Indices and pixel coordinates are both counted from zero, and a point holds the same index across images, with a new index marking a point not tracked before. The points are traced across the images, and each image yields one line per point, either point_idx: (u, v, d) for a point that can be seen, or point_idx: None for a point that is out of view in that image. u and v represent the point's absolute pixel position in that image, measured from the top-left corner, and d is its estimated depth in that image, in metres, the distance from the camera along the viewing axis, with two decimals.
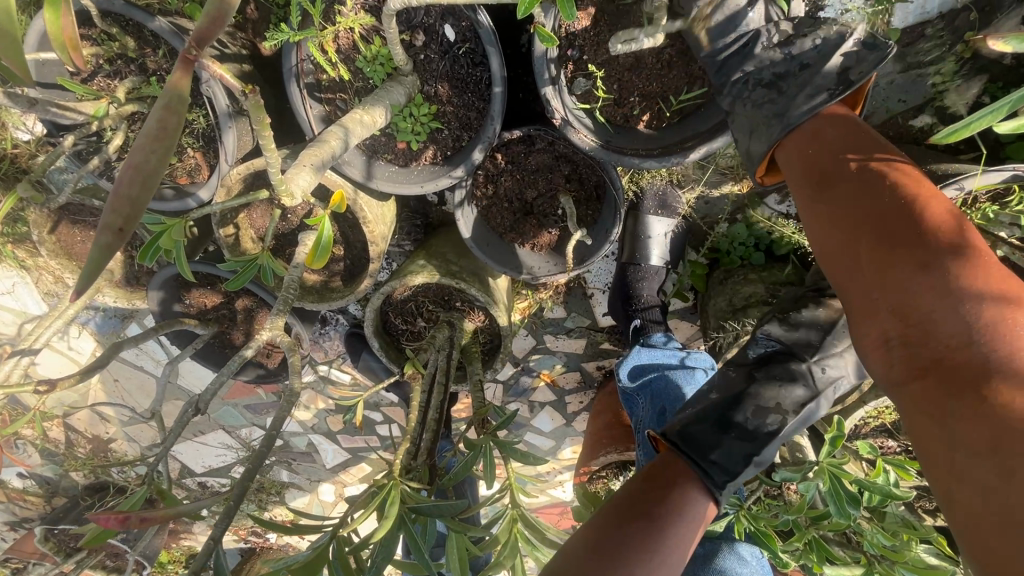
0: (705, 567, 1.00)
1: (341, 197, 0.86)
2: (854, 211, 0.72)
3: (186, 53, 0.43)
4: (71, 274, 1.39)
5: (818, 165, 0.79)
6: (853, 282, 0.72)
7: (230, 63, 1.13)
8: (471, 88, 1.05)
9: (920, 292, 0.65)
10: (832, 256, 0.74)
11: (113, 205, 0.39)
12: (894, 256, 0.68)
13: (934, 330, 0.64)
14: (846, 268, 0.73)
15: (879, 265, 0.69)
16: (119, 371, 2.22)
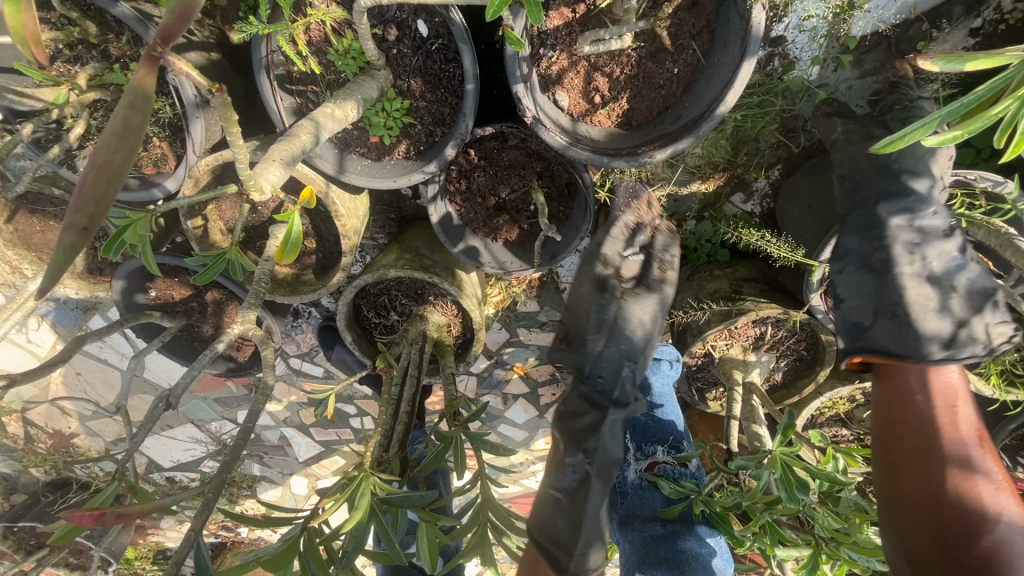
0: (664, 550, 1.04)
1: (313, 194, 0.86)
2: (931, 421, 0.92)
3: (151, 51, 0.43)
4: (29, 265, 1.35)
5: (937, 395, 0.94)
6: (915, 438, 0.92)
7: (197, 52, 1.11)
8: (444, 84, 1.06)
9: (937, 480, 0.88)
10: (905, 448, 0.93)
11: (76, 205, 0.40)
12: (948, 458, 0.89)
13: (944, 500, 0.86)
14: (914, 449, 0.92)
15: (943, 456, 0.89)
16: (81, 365, 2.16)
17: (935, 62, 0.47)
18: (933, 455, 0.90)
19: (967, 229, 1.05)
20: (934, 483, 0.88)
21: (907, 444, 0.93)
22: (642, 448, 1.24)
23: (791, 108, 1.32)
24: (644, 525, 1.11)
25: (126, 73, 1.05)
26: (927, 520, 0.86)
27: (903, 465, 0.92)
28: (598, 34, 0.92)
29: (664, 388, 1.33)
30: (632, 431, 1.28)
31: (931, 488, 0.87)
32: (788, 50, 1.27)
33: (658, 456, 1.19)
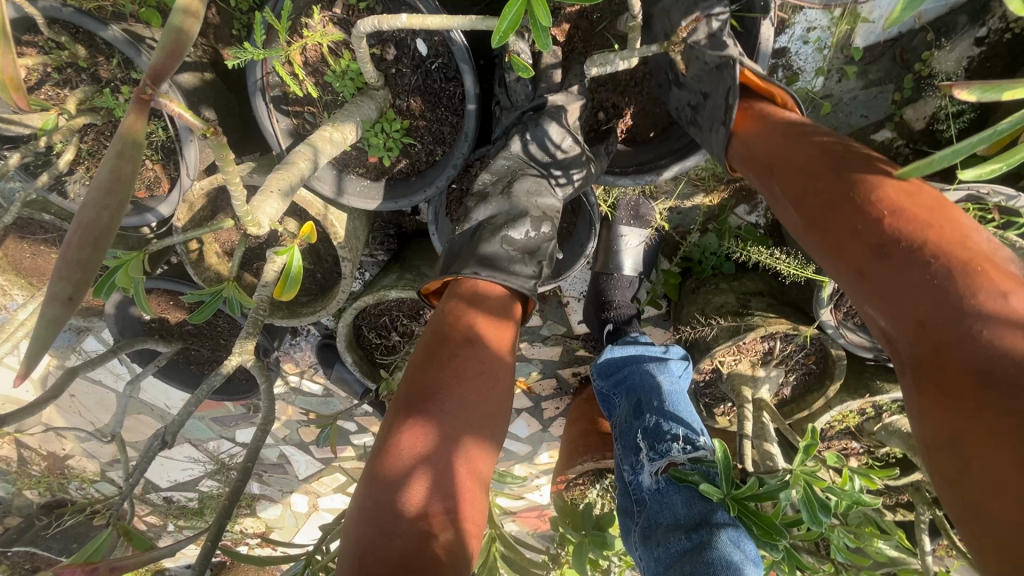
0: (695, 563, 0.96)
1: (312, 228, 0.84)
2: (851, 207, 0.60)
3: (141, 95, 0.40)
4: (20, 291, 1.32)
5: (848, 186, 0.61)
6: (827, 231, 0.62)
7: (190, 73, 1.08)
8: (444, 103, 1.03)
9: (902, 254, 0.54)
10: (821, 201, 0.63)
11: (60, 274, 0.38)
12: (889, 238, 0.56)
13: (928, 286, 0.52)
14: (824, 210, 0.63)
15: (865, 216, 0.58)
16: (74, 386, 2.12)
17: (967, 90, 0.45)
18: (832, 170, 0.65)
19: None
20: (920, 268, 0.53)
21: (851, 225, 0.59)
22: (656, 449, 1.16)
23: None
24: (670, 538, 1.03)
25: (117, 96, 1.03)
26: (899, 299, 0.54)
27: (840, 233, 0.60)
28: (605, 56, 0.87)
29: (674, 386, 1.27)
30: (644, 432, 1.19)
31: (871, 266, 0.57)
32: (792, 61, 1.25)
33: (676, 455, 1.11)
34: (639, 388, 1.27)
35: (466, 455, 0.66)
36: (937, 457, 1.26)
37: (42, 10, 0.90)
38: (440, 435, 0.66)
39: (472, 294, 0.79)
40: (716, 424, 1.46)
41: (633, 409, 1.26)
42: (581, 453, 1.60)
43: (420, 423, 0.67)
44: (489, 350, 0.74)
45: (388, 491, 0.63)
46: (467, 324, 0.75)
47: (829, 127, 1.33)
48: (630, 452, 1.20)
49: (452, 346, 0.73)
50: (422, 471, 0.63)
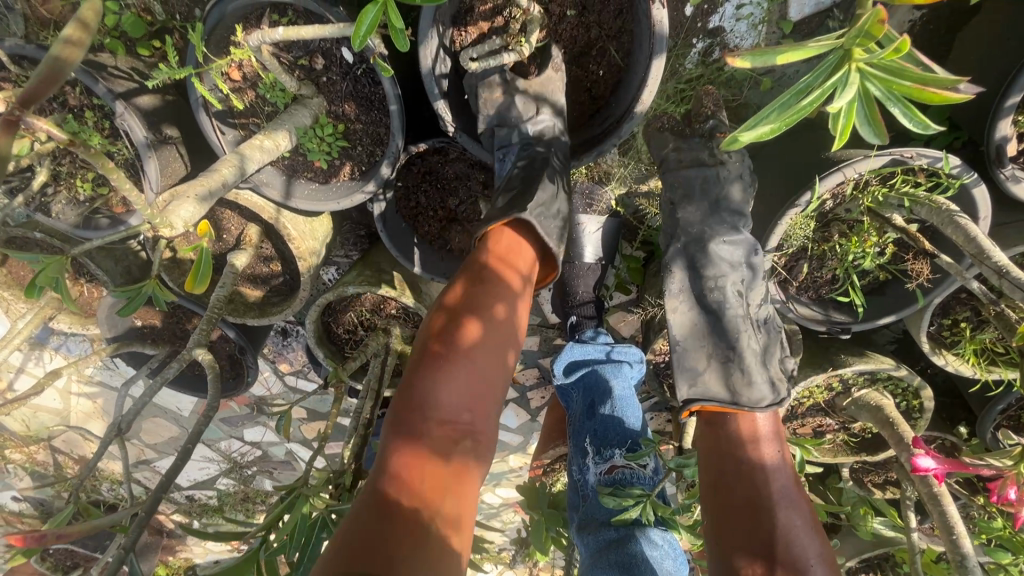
0: (617, 554, 1.02)
1: (209, 224, 0.87)
2: (752, 464, 0.86)
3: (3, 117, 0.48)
4: (25, 304, 1.46)
5: (762, 444, 0.90)
6: (736, 474, 0.85)
7: (150, 95, 1.19)
8: (375, 105, 1.10)
9: (770, 528, 0.79)
10: (744, 486, 0.84)
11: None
12: (775, 521, 0.80)
13: (770, 544, 0.78)
14: (737, 470, 0.86)
15: (769, 484, 0.84)
16: (95, 393, 2.29)
17: (745, 58, 0.48)
18: (764, 507, 0.81)
19: (911, 209, 1.02)
20: (779, 554, 0.77)
21: (740, 485, 0.84)
22: (602, 452, 1.21)
23: (738, 96, 1.31)
24: (599, 529, 1.08)
25: (84, 122, 1.13)
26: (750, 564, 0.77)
27: (737, 516, 0.82)
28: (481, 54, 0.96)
29: (626, 389, 1.32)
30: (592, 434, 1.25)
31: (745, 540, 0.79)
32: (727, 39, 1.26)
33: (617, 460, 1.17)
34: (596, 392, 1.32)
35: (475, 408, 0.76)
36: (902, 429, 1.26)
37: (8, 49, 1.01)
38: (478, 343, 0.78)
39: (513, 241, 0.93)
40: (681, 404, 1.47)
41: (586, 410, 1.31)
42: (554, 439, 1.64)
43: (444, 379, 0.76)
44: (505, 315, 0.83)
45: (432, 379, 0.75)
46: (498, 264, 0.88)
47: (775, 101, 1.32)
48: (578, 450, 1.26)
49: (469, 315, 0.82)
50: (462, 368, 0.76)
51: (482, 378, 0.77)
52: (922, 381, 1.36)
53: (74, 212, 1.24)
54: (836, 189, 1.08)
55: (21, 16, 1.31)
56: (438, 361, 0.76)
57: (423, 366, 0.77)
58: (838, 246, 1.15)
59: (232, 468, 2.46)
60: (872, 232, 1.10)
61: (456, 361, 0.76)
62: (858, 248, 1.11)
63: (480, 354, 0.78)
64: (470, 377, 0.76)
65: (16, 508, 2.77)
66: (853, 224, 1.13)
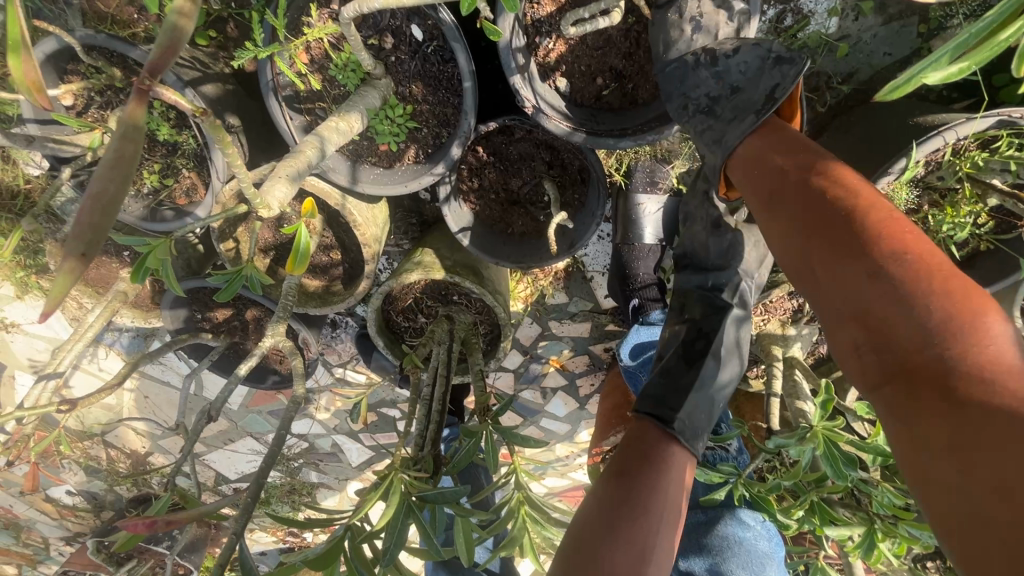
0: (707, 537, 1.01)
1: (313, 203, 0.85)
2: (836, 207, 0.64)
3: (139, 84, 0.46)
4: (89, 299, 1.47)
5: (792, 172, 0.73)
6: (838, 250, 0.62)
7: (213, 84, 1.18)
8: (444, 85, 1.07)
9: (865, 254, 0.59)
10: (847, 264, 0.60)
11: (72, 233, 0.42)
12: (890, 272, 0.57)
13: (894, 292, 0.56)
14: (836, 280, 0.61)
15: (839, 214, 0.64)
16: (147, 388, 2.33)
17: None
18: (843, 239, 0.62)
19: (1017, 173, 0.96)
20: (892, 280, 0.57)
21: (834, 238, 0.63)
22: None
23: (810, 65, 1.25)
24: (686, 511, 1.08)
25: (151, 112, 1.13)
26: (863, 324, 0.59)
27: (876, 316, 0.57)
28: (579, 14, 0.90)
29: None
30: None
31: (847, 306, 0.60)
32: (801, 5, 1.21)
33: (697, 442, 1.14)
34: (664, 389, 0.95)
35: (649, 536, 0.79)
36: None
37: (80, 38, 1.00)
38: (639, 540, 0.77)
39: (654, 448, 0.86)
40: (749, 387, 1.43)
41: None
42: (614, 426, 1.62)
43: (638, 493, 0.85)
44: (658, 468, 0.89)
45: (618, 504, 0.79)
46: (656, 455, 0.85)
47: (850, 68, 1.26)
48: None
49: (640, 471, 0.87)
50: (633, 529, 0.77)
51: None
52: None
53: (140, 205, 1.24)
54: (931, 156, 1.02)
55: (79, 11, 1.31)
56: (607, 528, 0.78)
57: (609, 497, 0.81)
58: (929, 216, 1.10)
59: (280, 460, 2.48)
60: (969, 201, 1.04)
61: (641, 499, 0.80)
62: (953, 219, 1.06)
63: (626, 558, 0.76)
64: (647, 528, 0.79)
65: (70, 502, 2.84)
66: (946, 193, 1.08)
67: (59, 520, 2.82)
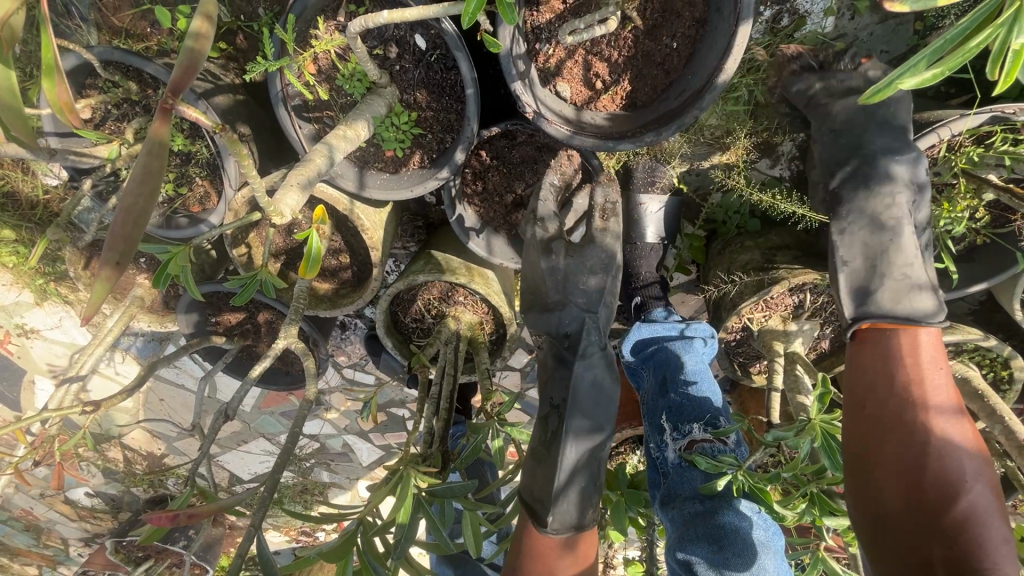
0: (703, 525, 1.03)
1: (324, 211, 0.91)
2: (905, 400, 0.86)
3: (163, 103, 0.49)
4: (107, 304, 1.52)
5: (909, 361, 0.89)
6: (871, 422, 0.87)
7: (224, 95, 1.22)
8: (447, 91, 1.10)
9: (917, 445, 0.82)
10: (893, 455, 0.83)
11: (110, 244, 0.46)
12: (949, 464, 0.80)
13: (913, 465, 0.81)
14: (895, 450, 0.83)
15: (911, 422, 0.84)
16: (162, 392, 2.38)
17: None
18: (910, 427, 0.84)
19: (1012, 168, 0.98)
20: (929, 472, 0.80)
21: (884, 407, 0.87)
22: (680, 428, 1.21)
23: (807, 65, 1.27)
24: (684, 503, 1.10)
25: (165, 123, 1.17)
26: (892, 469, 0.82)
27: (914, 487, 0.80)
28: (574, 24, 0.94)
29: (699, 366, 1.29)
30: (667, 411, 1.26)
31: (888, 468, 0.82)
32: (796, 5, 1.23)
33: (695, 434, 1.16)
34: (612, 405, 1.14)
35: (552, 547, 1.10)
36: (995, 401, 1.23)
37: (98, 55, 1.05)
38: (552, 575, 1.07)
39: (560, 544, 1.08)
40: (752, 382, 1.45)
41: (659, 388, 1.31)
42: (619, 423, 1.64)
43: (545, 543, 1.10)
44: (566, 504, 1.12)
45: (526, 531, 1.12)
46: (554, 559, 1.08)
47: (846, 66, 1.28)
48: (654, 427, 1.28)
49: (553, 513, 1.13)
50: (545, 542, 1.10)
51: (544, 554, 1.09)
52: (1011, 350, 1.31)
53: (156, 213, 1.28)
54: (927, 152, 1.04)
55: (94, 25, 1.35)
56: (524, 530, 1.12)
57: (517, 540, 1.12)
58: (927, 212, 1.11)
59: (293, 461, 2.53)
60: (966, 196, 1.05)
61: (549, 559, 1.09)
62: (951, 214, 1.07)
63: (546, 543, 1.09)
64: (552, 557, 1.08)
65: (88, 503, 2.90)
66: (942, 188, 1.10)
67: (78, 521, 2.88)
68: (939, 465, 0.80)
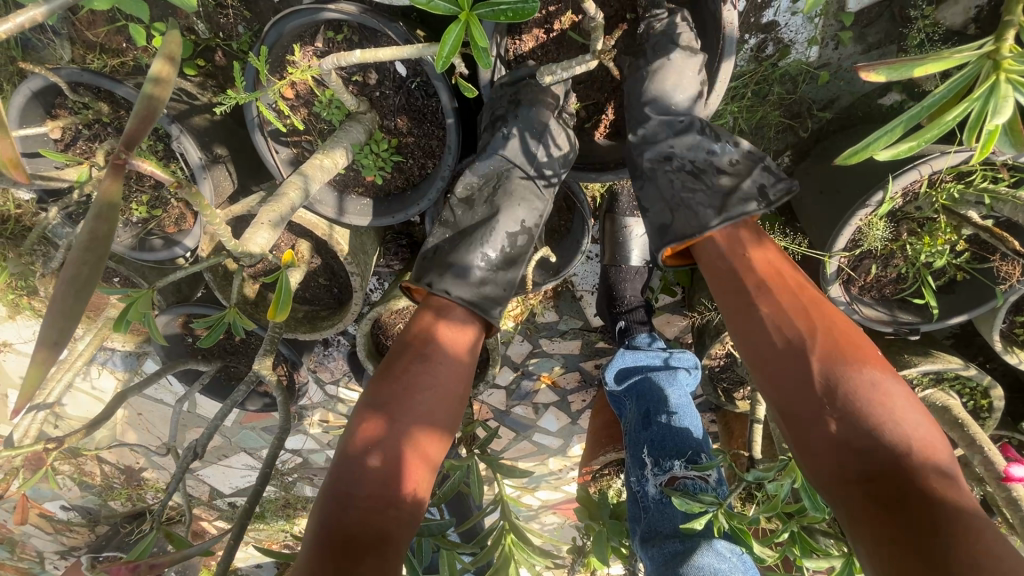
0: (682, 566, 1.03)
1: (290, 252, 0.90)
2: (748, 281, 0.83)
3: (111, 161, 0.46)
4: (80, 324, 1.48)
5: (738, 244, 0.88)
6: (738, 305, 0.83)
7: (199, 116, 1.19)
8: (429, 118, 1.08)
9: (765, 315, 0.79)
10: (757, 337, 0.79)
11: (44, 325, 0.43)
12: (803, 328, 0.76)
13: (781, 341, 0.77)
14: (756, 329, 0.80)
15: (755, 296, 0.81)
16: (141, 406, 2.33)
17: (884, 72, 0.46)
18: (756, 302, 0.81)
19: (991, 206, 0.98)
20: (793, 342, 0.76)
21: (737, 289, 0.84)
22: (660, 463, 1.19)
23: (792, 93, 1.27)
24: (664, 541, 1.09)
25: (139, 145, 1.14)
26: (772, 357, 0.77)
27: (783, 367, 0.75)
28: (554, 67, 0.88)
29: (682, 397, 1.29)
30: (650, 444, 1.22)
31: (776, 360, 0.76)
32: (781, 34, 1.22)
33: (676, 471, 1.15)
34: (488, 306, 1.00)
35: (418, 446, 0.78)
36: (973, 431, 1.23)
37: (67, 77, 1.02)
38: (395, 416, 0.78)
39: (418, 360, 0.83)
40: (736, 408, 1.45)
41: (641, 419, 1.28)
42: (604, 445, 1.62)
43: (356, 489, 0.73)
44: (438, 349, 0.85)
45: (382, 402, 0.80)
46: (402, 399, 0.80)
47: (830, 95, 1.29)
48: (635, 459, 1.24)
49: (409, 389, 0.81)
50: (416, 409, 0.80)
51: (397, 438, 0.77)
52: (991, 380, 1.32)
53: (129, 234, 1.25)
54: (907, 187, 1.04)
55: (67, 39, 1.32)
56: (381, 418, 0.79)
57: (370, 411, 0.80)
58: (907, 245, 1.11)
59: (274, 475, 2.48)
60: (947, 231, 1.06)
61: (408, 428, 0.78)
62: (931, 248, 1.08)
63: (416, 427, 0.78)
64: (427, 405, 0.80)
65: (64, 516, 2.84)
66: (923, 223, 1.10)
67: (53, 534, 2.82)
68: (801, 338, 0.76)
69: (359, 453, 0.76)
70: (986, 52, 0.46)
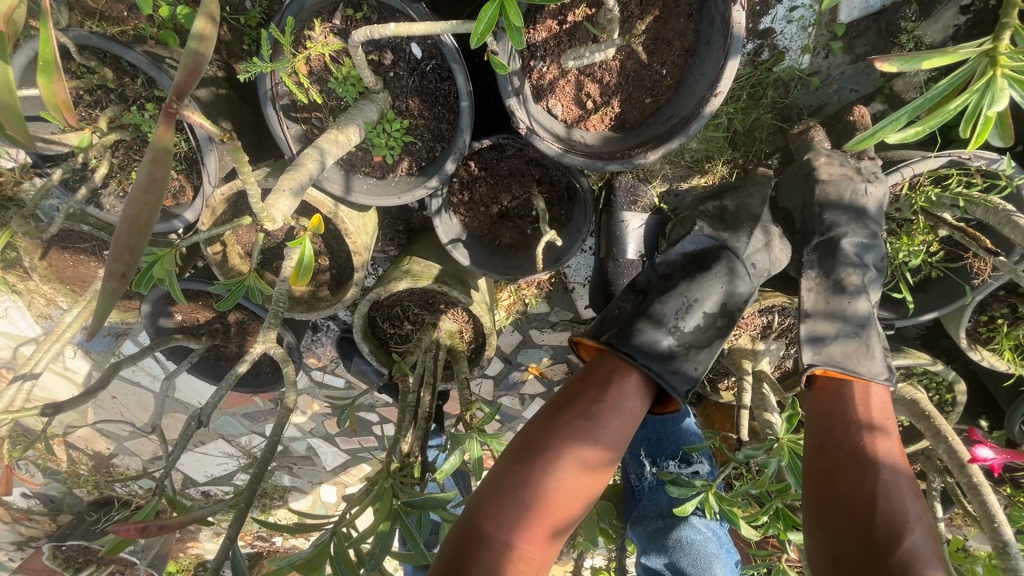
0: (665, 541, 1.07)
1: (321, 218, 1.00)
2: (849, 427, 0.93)
3: (168, 109, 0.49)
4: (64, 297, 1.43)
5: (873, 409, 0.95)
6: (825, 431, 0.94)
7: (206, 88, 1.18)
8: (440, 101, 1.11)
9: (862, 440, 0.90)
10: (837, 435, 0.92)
11: (114, 255, 0.48)
12: (894, 480, 0.86)
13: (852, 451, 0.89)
14: (845, 443, 0.91)
15: (847, 448, 0.91)
16: (115, 389, 2.25)
17: (893, 63, 0.53)
18: (864, 464, 0.88)
19: (964, 209, 1.05)
20: (863, 492, 0.85)
21: (841, 441, 0.91)
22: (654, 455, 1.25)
23: (785, 97, 1.33)
24: (650, 519, 1.14)
25: (143, 113, 1.13)
26: (836, 481, 0.88)
27: (834, 462, 0.89)
28: (579, 50, 0.98)
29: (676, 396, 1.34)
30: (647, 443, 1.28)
31: (840, 488, 0.87)
32: (776, 41, 1.28)
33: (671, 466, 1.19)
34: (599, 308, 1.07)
35: (577, 495, 0.86)
36: (939, 422, 1.32)
37: (74, 38, 1.00)
38: (565, 456, 0.87)
39: (592, 412, 0.92)
40: (719, 398, 1.51)
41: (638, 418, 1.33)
42: None
43: (521, 517, 0.82)
44: (636, 407, 0.95)
45: (557, 438, 0.89)
46: (568, 445, 0.88)
47: (819, 102, 1.36)
48: (633, 458, 1.29)
49: (569, 427, 0.90)
50: (583, 461, 0.88)
51: (548, 485, 0.85)
52: (955, 375, 1.42)
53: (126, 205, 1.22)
54: (891, 188, 1.11)
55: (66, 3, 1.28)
56: (552, 454, 0.87)
57: (538, 442, 0.90)
58: (886, 243, 1.19)
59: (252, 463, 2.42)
60: (923, 231, 1.14)
61: (563, 477, 0.86)
62: (907, 247, 1.15)
63: (571, 481, 0.86)
64: (593, 456, 0.89)
65: (22, 504, 2.71)
66: (902, 223, 1.18)
67: (9, 524, 2.68)
68: (892, 471, 0.86)
69: (527, 483, 0.85)
70: (986, 50, 0.54)
